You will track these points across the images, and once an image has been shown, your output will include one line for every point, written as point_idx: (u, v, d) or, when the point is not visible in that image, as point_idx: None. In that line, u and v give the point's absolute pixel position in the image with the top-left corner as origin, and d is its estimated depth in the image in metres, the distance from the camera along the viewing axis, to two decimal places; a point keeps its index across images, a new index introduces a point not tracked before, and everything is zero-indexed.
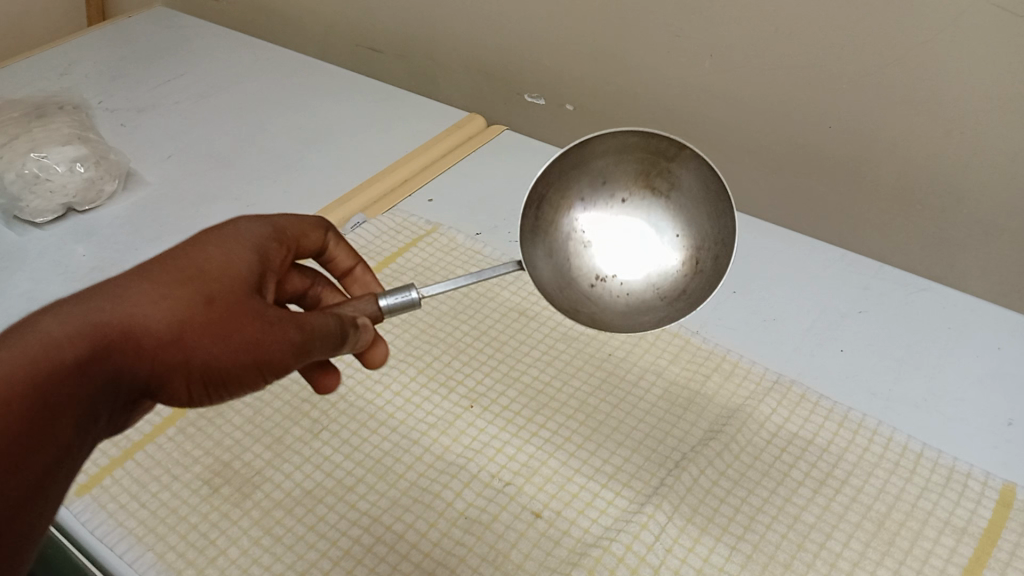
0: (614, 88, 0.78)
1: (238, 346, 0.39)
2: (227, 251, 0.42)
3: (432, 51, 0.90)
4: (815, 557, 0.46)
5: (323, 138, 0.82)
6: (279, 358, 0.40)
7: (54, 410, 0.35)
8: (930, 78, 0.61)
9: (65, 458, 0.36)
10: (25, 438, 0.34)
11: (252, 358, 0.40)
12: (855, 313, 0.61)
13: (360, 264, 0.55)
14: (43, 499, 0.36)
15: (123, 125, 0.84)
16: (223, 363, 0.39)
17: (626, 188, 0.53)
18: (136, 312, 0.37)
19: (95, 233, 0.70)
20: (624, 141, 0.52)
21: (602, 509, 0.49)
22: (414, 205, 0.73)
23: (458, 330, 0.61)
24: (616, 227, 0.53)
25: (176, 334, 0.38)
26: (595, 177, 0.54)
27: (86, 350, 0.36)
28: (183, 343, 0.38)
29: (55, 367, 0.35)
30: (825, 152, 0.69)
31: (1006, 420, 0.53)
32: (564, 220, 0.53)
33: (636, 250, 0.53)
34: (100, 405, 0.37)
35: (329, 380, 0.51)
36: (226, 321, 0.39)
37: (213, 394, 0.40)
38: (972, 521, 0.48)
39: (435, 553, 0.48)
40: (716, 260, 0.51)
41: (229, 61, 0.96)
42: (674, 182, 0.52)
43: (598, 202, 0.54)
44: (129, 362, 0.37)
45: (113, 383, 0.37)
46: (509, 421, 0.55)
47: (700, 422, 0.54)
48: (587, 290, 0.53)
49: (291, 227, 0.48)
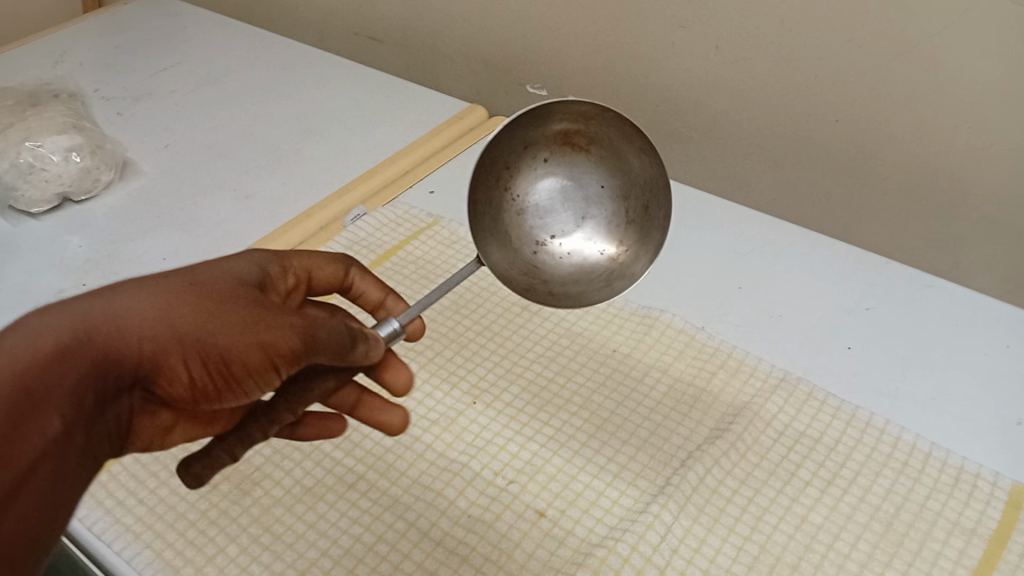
0: (617, 80, 0.77)
1: (234, 326, 0.39)
2: (222, 264, 0.44)
3: (433, 41, 0.89)
4: (822, 559, 0.46)
5: (322, 128, 0.81)
6: (280, 339, 0.39)
7: (34, 400, 0.34)
8: (939, 71, 0.60)
9: (56, 451, 0.34)
10: (23, 420, 0.33)
11: (253, 339, 0.39)
12: (862, 309, 0.60)
13: (389, 294, 0.54)
14: (37, 494, 0.34)
15: (119, 114, 0.83)
16: (221, 343, 0.39)
17: (548, 148, 0.52)
18: (122, 301, 0.38)
19: (90, 223, 0.69)
20: (546, 108, 0.50)
21: (607, 509, 0.49)
22: (414, 197, 0.72)
23: (460, 324, 0.60)
24: (544, 188, 0.52)
25: (164, 318, 0.38)
26: (520, 143, 0.52)
27: (69, 337, 0.36)
28: (174, 326, 0.38)
29: (35, 354, 0.35)
30: (832, 146, 0.69)
31: (1015, 420, 0.53)
32: (499, 195, 0.52)
33: (571, 204, 0.52)
34: (91, 398, 0.36)
35: (392, 417, 0.49)
36: (217, 305, 0.40)
37: (216, 382, 0.40)
38: (980, 522, 0.47)
39: (438, 552, 0.47)
40: (648, 211, 0.51)
41: (226, 49, 0.94)
42: (596, 138, 0.51)
43: (524, 168, 0.52)
44: (117, 349, 0.37)
45: (102, 370, 0.37)
46: (512, 418, 0.54)
47: (705, 421, 0.53)
48: (529, 254, 0.52)
49: (302, 261, 0.50)
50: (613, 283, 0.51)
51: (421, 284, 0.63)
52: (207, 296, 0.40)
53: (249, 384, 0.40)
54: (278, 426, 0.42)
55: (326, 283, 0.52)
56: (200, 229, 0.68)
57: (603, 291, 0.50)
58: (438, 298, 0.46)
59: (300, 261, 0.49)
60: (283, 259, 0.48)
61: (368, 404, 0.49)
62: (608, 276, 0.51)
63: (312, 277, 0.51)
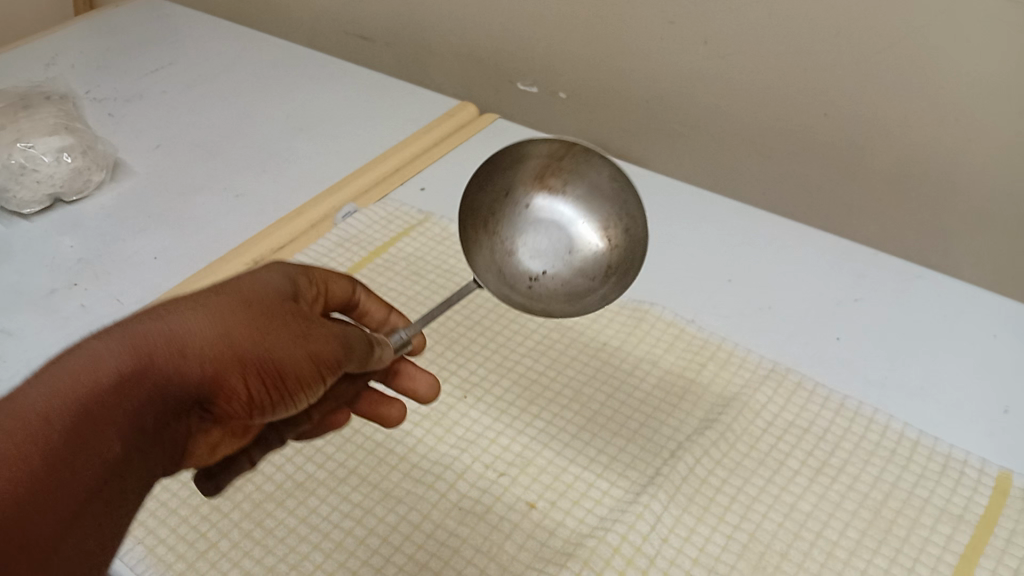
0: (607, 75, 0.78)
1: (286, 339, 0.39)
2: (255, 275, 0.42)
3: (423, 40, 0.90)
4: (811, 546, 0.46)
5: (314, 126, 0.82)
6: (327, 350, 0.40)
7: (92, 426, 0.33)
8: (924, 64, 0.61)
9: (110, 476, 0.33)
10: (71, 443, 0.32)
11: (304, 351, 0.40)
12: (852, 301, 0.61)
13: (393, 312, 0.54)
14: (90, 520, 0.33)
15: (111, 115, 0.83)
16: (276, 358, 0.39)
17: (527, 192, 0.54)
18: (179, 322, 0.37)
19: (83, 224, 0.69)
20: (519, 150, 0.54)
21: (597, 500, 0.49)
22: (405, 194, 0.73)
23: (450, 320, 0.60)
24: (530, 232, 0.54)
25: (221, 336, 0.37)
26: (500, 191, 0.55)
27: (130, 361, 0.34)
28: (232, 343, 0.38)
29: (97, 379, 0.33)
30: (821, 136, 0.69)
31: (1002, 408, 0.53)
32: (487, 240, 0.54)
33: (556, 239, 0.53)
34: (148, 421, 0.35)
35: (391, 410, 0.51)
36: (268, 320, 0.39)
37: (272, 398, 0.40)
38: (967, 509, 0.47)
39: (428, 545, 0.47)
40: (629, 231, 0.53)
41: (218, 48, 0.95)
42: (566, 174, 0.54)
43: (509, 216, 0.54)
44: (177, 371, 0.36)
45: (162, 394, 0.36)
46: (502, 412, 0.54)
47: (695, 412, 0.54)
48: (526, 290, 0.53)
49: (319, 271, 0.48)
50: (607, 294, 0.52)
51: (411, 281, 0.64)
52: (257, 312, 0.39)
53: (303, 397, 0.41)
54: (296, 431, 0.45)
55: (337, 300, 0.50)
56: (193, 228, 0.69)
57: (595, 299, 0.52)
58: (440, 313, 0.48)
59: (320, 271, 0.47)
60: (308, 268, 0.46)
61: (370, 397, 0.50)
62: (598, 292, 0.53)
63: (330, 290, 0.49)
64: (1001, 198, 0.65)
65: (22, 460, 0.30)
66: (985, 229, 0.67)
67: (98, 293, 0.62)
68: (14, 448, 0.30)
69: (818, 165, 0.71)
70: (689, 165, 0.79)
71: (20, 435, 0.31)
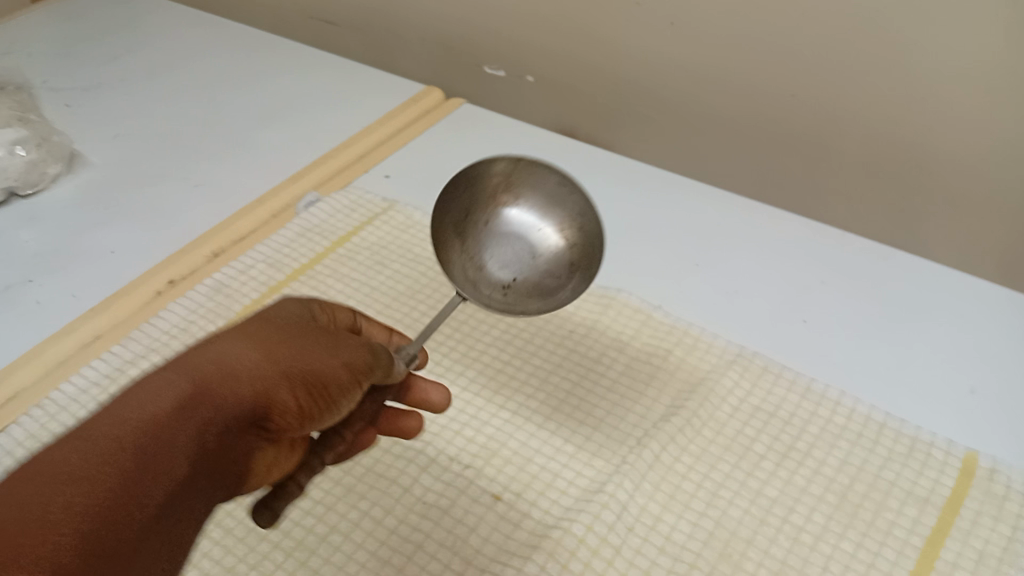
0: (573, 57, 0.77)
1: (323, 350, 0.40)
2: (279, 306, 0.43)
3: (388, 23, 0.88)
4: (777, 532, 0.46)
5: (277, 112, 0.80)
6: (361, 356, 0.41)
7: (146, 455, 0.32)
8: (886, 45, 0.60)
9: (178, 497, 0.33)
10: (136, 463, 0.32)
11: (340, 359, 0.40)
12: (818, 284, 0.60)
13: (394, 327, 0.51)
14: (161, 536, 0.32)
15: (68, 106, 0.81)
16: (319, 369, 0.39)
17: (484, 210, 0.54)
18: (222, 349, 0.37)
19: (39, 218, 0.68)
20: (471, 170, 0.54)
21: (563, 490, 0.49)
22: (370, 181, 0.71)
23: (416, 310, 0.60)
24: (494, 248, 0.54)
25: (261, 356, 0.37)
26: (460, 210, 0.55)
27: (184, 389, 0.35)
28: (275, 360, 0.38)
29: (153, 408, 0.34)
30: (788, 117, 0.69)
31: (969, 388, 0.53)
32: (457, 257, 0.53)
33: (520, 251, 0.53)
34: (211, 443, 0.35)
35: (411, 424, 0.49)
36: (302, 336, 0.40)
37: (321, 408, 0.39)
38: (934, 491, 0.47)
39: (391, 540, 0.46)
40: (585, 228, 0.53)
41: (179, 35, 0.93)
42: (518, 188, 0.54)
43: (475, 235, 0.54)
44: (230, 392, 0.36)
45: (221, 416, 0.35)
46: (468, 403, 0.53)
47: (661, 398, 0.53)
48: (500, 297, 0.52)
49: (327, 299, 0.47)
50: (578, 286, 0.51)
51: (375, 271, 0.63)
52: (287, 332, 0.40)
53: (345, 403, 0.40)
54: (332, 453, 0.44)
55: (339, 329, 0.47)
56: (152, 221, 0.67)
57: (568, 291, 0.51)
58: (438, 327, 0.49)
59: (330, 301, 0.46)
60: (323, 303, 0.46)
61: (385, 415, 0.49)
62: (568, 287, 0.52)
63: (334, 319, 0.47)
64: (966, 176, 0.64)
65: (83, 481, 0.31)
66: (952, 209, 0.67)
67: (55, 289, 0.61)
68: (78, 470, 0.31)
69: (786, 145, 0.71)
70: (658, 147, 0.79)
71: (82, 459, 0.31)
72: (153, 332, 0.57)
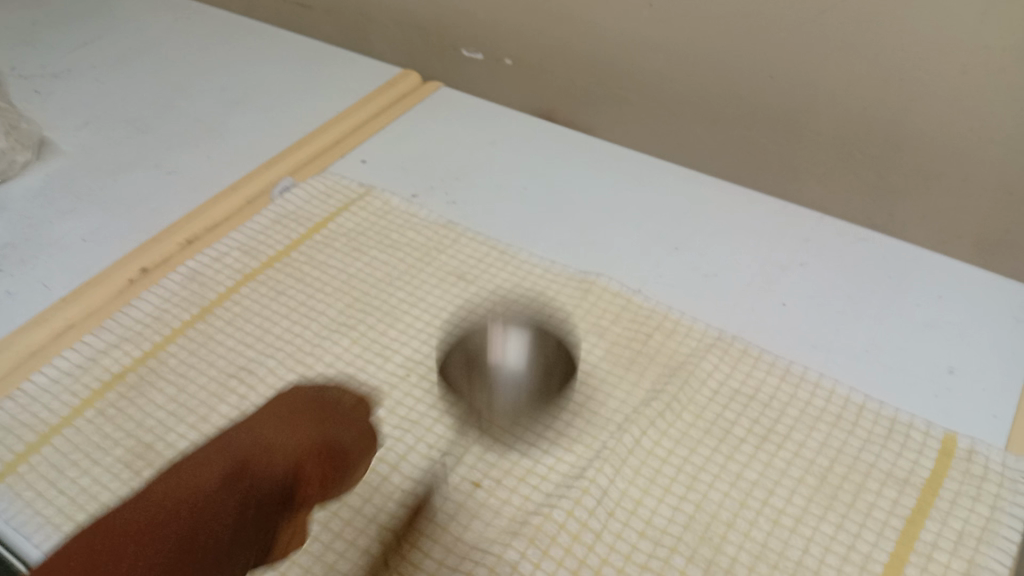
0: (550, 40, 0.77)
1: (313, 429, 0.47)
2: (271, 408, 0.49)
3: (362, 8, 0.88)
4: (758, 515, 0.45)
5: (251, 97, 0.79)
6: (351, 433, 0.48)
7: (201, 502, 0.42)
8: (863, 25, 0.60)
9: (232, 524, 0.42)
10: (194, 505, 0.42)
11: (331, 436, 0.47)
12: (797, 266, 0.60)
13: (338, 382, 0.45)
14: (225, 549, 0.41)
15: (36, 92, 0.80)
16: (314, 442, 0.46)
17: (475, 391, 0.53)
18: (237, 441, 0.46)
19: (7, 207, 0.66)
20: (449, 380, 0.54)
21: (543, 475, 0.48)
22: (346, 166, 0.71)
23: (394, 297, 0.59)
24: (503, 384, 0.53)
25: (285, 437, 0.46)
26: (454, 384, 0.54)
27: (221, 464, 0.45)
28: (280, 448, 0.46)
29: (200, 477, 0.44)
30: (766, 99, 0.68)
31: (947, 369, 0.53)
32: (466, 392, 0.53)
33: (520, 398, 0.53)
34: (250, 501, 0.43)
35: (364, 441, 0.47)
36: (296, 426, 0.47)
37: (332, 476, 0.46)
38: (913, 472, 0.47)
39: (371, 528, 0.45)
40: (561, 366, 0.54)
41: (149, 20, 0.91)
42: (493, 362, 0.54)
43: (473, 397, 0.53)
44: (253, 467, 0.45)
45: (253, 480, 0.44)
46: (447, 389, 0.53)
47: (641, 382, 0.53)
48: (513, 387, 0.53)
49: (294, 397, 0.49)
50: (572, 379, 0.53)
51: (351, 258, 0.62)
52: (308, 419, 0.48)
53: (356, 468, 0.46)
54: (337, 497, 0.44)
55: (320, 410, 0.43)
56: (123, 208, 0.66)
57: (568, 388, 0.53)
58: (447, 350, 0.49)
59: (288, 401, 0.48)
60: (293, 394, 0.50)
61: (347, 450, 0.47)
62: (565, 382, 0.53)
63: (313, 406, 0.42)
64: (943, 157, 0.64)
65: (152, 529, 0.41)
66: (930, 191, 0.67)
67: (25, 279, 0.60)
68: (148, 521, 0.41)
69: (764, 127, 0.70)
70: (636, 131, 0.78)
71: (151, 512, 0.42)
72: (126, 321, 0.56)
